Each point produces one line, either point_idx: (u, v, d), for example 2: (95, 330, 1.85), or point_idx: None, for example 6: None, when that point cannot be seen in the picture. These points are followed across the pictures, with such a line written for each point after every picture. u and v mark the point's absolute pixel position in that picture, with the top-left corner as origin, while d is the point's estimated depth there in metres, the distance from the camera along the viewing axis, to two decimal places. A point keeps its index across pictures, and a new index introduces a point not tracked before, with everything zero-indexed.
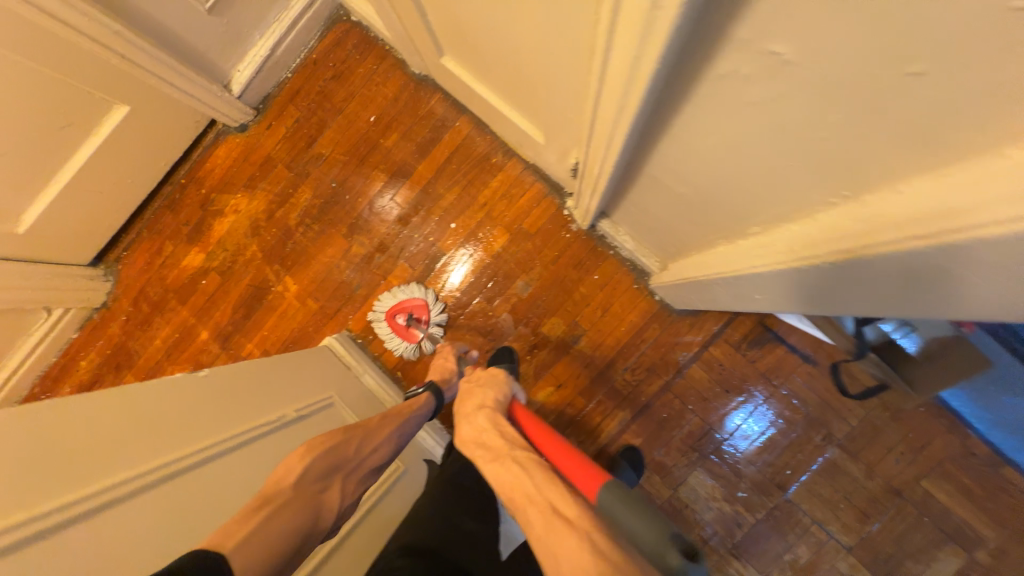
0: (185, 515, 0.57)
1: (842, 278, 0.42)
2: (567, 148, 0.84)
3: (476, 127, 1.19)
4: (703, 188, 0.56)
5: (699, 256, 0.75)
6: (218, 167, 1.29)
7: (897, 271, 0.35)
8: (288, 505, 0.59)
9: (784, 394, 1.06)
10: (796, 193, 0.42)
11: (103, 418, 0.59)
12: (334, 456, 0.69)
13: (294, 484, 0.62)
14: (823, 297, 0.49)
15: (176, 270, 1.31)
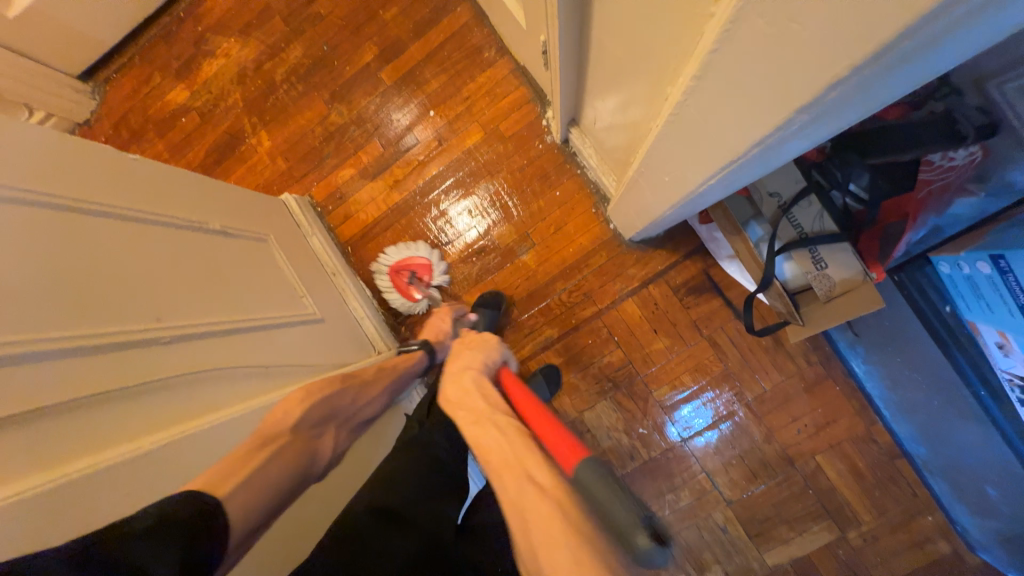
0: (108, 250, 0.60)
1: (699, 120, 0.43)
2: (539, 25, 0.82)
3: (475, 17, 1.16)
4: (633, 42, 0.55)
5: (636, 155, 0.74)
6: (218, 7, 1.27)
7: (724, 83, 0.36)
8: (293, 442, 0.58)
9: (708, 345, 1.07)
10: (675, 19, 0.42)
11: (55, 149, 0.60)
12: (331, 405, 0.67)
13: None
14: (697, 154, 0.48)
15: (160, 103, 1.32)
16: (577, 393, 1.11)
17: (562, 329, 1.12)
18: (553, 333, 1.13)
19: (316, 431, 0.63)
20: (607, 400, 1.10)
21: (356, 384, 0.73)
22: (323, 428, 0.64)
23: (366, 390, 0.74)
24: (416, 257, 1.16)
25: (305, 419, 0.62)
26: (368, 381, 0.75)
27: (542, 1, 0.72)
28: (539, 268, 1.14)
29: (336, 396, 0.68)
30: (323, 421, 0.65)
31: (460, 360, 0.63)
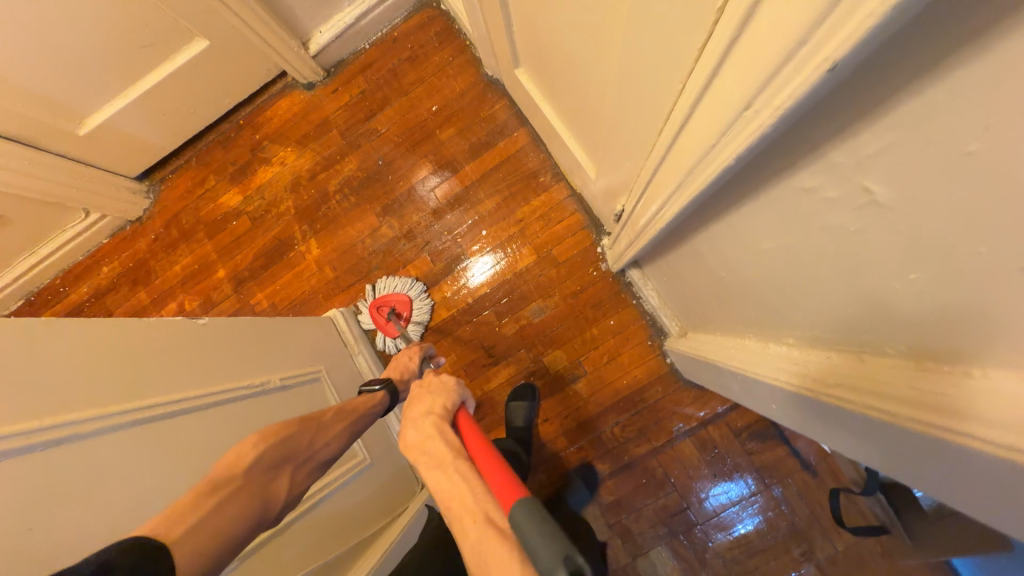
0: (190, 455, 0.60)
1: (866, 431, 0.41)
2: (617, 193, 0.82)
3: (532, 143, 1.17)
4: (748, 280, 0.52)
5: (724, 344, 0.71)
6: (278, 118, 1.30)
7: (925, 448, 0.34)
8: (236, 495, 0.54)
9: (775, 496, 1.00)
10: (833, 324, 0.41)
11: (140, 348, 0.62)
12: (288, 448, 0.62)
13: (247, 471, 0.57)
14: (837, 431, 0.47)
15: (212, 205, 1.34)
16: (629, 536, 1.04)
17: (613, 465, 1.07)
18: (604, 468, 1.07)
19: (270, 478, 0.59)
20: (662, 546, 1.03)
21: (314, 424, 0.66)
22: (275, 474, 0.60)
23: (328, 429, 0.68)
24: (397, 294, 1.18)
25: (257, 467, 0.58)
26: (325, 420, 0.68)
27: (632, 187, 0.71)
28: (590, 398, 1.10)
29: (293, 437, 0.63)
30: (274, 467, 0.60)
31: (421, 408, 0.62)
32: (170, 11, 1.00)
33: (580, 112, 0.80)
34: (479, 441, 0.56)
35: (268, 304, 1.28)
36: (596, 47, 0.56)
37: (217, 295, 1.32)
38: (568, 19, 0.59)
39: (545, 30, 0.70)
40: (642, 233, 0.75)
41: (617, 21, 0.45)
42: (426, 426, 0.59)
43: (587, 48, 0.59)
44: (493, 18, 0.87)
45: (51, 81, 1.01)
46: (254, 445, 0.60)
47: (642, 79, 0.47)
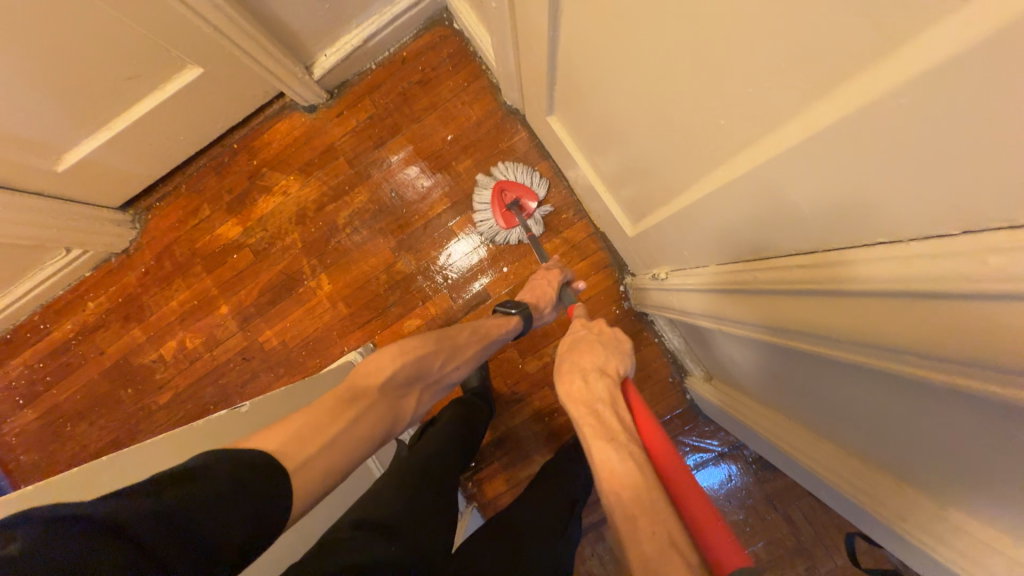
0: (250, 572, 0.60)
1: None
2: (660, 260, 0.85)
3: (552, 177, 1.14)
4: (822, 390, 0.57)
5: (784, 422, 0.77)
6: (277, 143, 1.22)
7: None
8: (375, 406, 0.60)
9: (784, 521, 1.07)
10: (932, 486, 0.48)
11: None
12: (420, 367, 0.67)
13: (384, 386, 0.62)
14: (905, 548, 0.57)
15: (209, 236, 1.25)
16: None
17: None
18: None
19: (399, 397, 0.65)
20: None
21: (450, 346, 0.72)
22: (407, 389, 0.66)
23: (456, 355, 0.73)
24: (517, 184, 1.11)
25: (392, 379, 0.63)
26: (461, 347, 0.74)
27: (689, 268, 0.74)
28: None
29: (428, 357, 0.68)
30: (408, 385, 0.66)
31: (591, 363, 0.64)
32: (160, 40, 0.89)
33: (624, 177, 0.79)
34: (658, 437, 0.52)
35: (278, 341, 1.24)
36: (679, 146, 0.55)
37: (221, 333, 1.26)
38: (644, 112, 0.57)
39: (601, 105, 0.68)
40: (688, 312, 0.79)
41: (742, 145, 0.44)
42: (593, 381, 0.60)
43: (664, 143, 0.58)
44: (530, 68, 0.83)
45: (23, 119, 0.89)
46: (392, 361, 0.64)
47: (751, 198, 0.47)
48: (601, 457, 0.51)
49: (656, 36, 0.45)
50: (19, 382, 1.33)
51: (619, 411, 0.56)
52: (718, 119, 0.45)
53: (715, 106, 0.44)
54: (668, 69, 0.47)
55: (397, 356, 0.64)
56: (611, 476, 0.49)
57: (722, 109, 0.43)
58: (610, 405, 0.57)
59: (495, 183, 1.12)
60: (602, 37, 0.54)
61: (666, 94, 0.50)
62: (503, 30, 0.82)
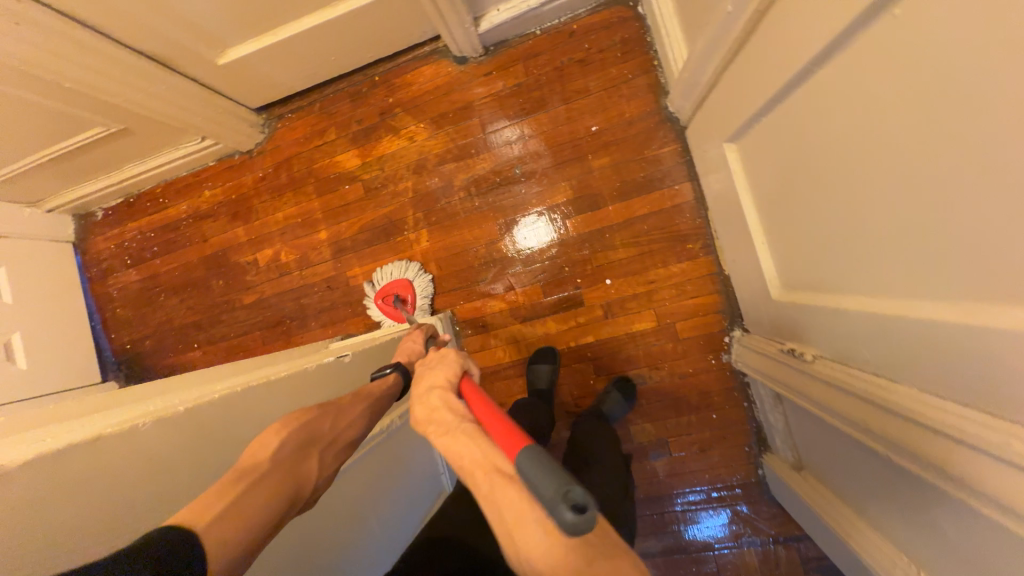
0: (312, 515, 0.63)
1: None
2: (803, 338, 0.76)
3: (692, 202, 1.05)
4: (962, 559, 0.49)
5: (869, 543, 0.69)
6: (416, 86, 1.18)
7: None
8: (267, 476, 0.48)
9: None
10: None
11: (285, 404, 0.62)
12: (311, 428, 0.55)
13: (273, 457, 0.50)
14: None
15: (328, 160, 1.26)
16: None
17: (669, 547, 1.08)
18: (658, 546, 1.09)
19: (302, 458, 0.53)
20: None
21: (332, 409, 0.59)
22: (305, 454, 0.53)
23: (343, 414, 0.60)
24: (399, 279, 1.19)
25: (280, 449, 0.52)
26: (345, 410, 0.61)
27: (848, 363, 0.64)
28: (666, 478, 1.09)
29: (314, 418, 0.56)
30: (306, 447, 0.54)
31: (427, 384, 0.59)
32: None
33: (796, 239, 0.70)
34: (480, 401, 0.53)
35: (363, 281, 1.26)
36: (898, 249, 0.47)
37: (314, 256, 1.29)
38: (869, 195, 0.49)
39: (815, 155, 0.58)
40: (820, 404, 0.70)
41: (1021, 292, 0.35)
42: (423, 405, 0.56)
43: (876, 235, 0.50)
44: (734, 87, 0.73)
45: (207, 7, 0.90)
46: (274, 432, 0.52)
47: (978, 347, 0.40)
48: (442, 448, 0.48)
49: (942, 131, 0.38)
50: (131, 244, 1.43)
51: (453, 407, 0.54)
52: (983, 248, 0.37)
53: (989, 234, 0.36)
54: (936, 169, 0.39)
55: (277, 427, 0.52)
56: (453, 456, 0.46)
57: (997, 242, 0.36)
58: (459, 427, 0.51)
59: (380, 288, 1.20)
60: (870, 86, 0.45)
61: (917, 191, 0.42)
62: (719, 38, 0.72)
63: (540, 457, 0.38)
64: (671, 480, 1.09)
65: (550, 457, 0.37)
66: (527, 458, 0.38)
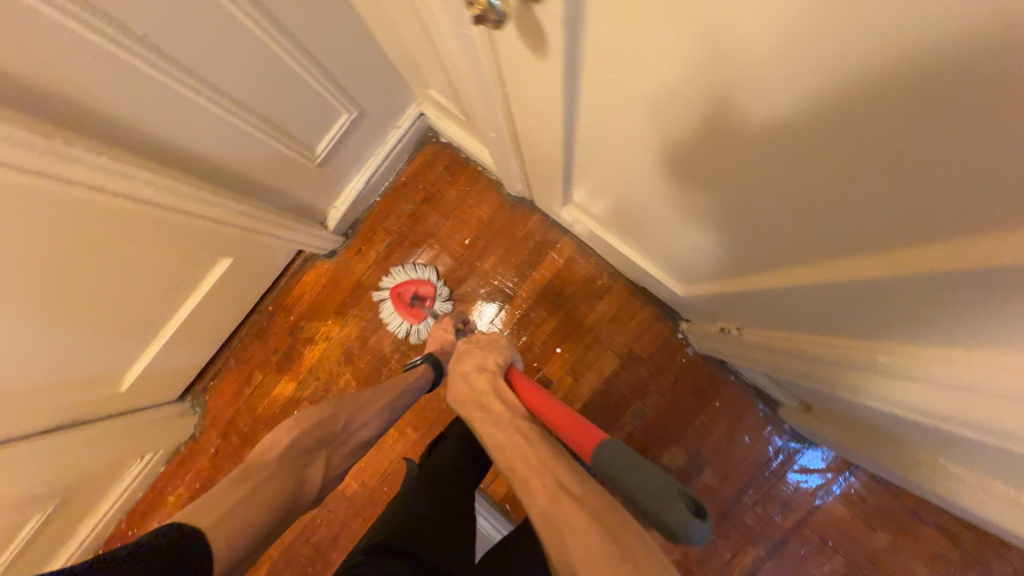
0: None
1: None
2: (723, 317, 0.82)
3: (578, 249, 1.15)
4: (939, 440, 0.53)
5: (879, 452, 0.73)
6: (308, 294, 1.26)
7: None
8: (273, 475, 0.65)
9: (931, 531, 0.99)
10: None
11: None
12: (323, 430, 0.74)
13: (281, 455, 0.68)
14: None
15: (266, 399, 1.27)
16: None
17: (768, 545, 1.05)
18: (760, 552, 1.05)
19: (303, 462, 0.70)
20: None
21: (350, 404, 0.79)
22: (312, 456, 0.71)
23: (361, 411, 0.80)
24: (419, 280, 1.19)
25: (294, 448, 0.69)
26: (365, 401, 0.81)
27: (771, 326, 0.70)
28: (721, 485, 1.08)
29: (329, 419, 0.75)
30: (311, 451, 0.71)
31: (471, 364, 0.79)
32: (200, 253, 0.93)
33: (668, 253, 0.79)
34: (546, 399, 0.64)
35: (357, 484, 1.23)
36: (711, 200, 0.51)
37: None
38: (661, 178, 0.55)
39: (627, 200, 0.69)
40: (776, 366, 0.74)
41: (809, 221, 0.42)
42: (474, 379, 0.75)
43: (696, 200, 0.54)
44: (539, 173, 0.84)
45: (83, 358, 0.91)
46: (291, 430, 0.71)
47: (822, 237, 0.43)
48: (493, 437, 0.62)
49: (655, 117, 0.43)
50: None
51: (502, 394, 0.70)
52: (769, 178, 0.40)
53: (750, 166, 0.40)
54: (676, 134, 0.44)
55: (293, 426, 0.72)
56: (500, 445, 0.60)
57: (759, 163, 0.39)
58: (490, 395, 0.70)
59: (393, 287, 1.19)
60: (605, 151, 0.58)
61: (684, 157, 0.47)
62: (503, 149, 0.85)
63: (625, 462, 0.45)
64: (725, 482, 1.08)
65: (638, 456, 0.45)
66: (609, 453, 0.46)
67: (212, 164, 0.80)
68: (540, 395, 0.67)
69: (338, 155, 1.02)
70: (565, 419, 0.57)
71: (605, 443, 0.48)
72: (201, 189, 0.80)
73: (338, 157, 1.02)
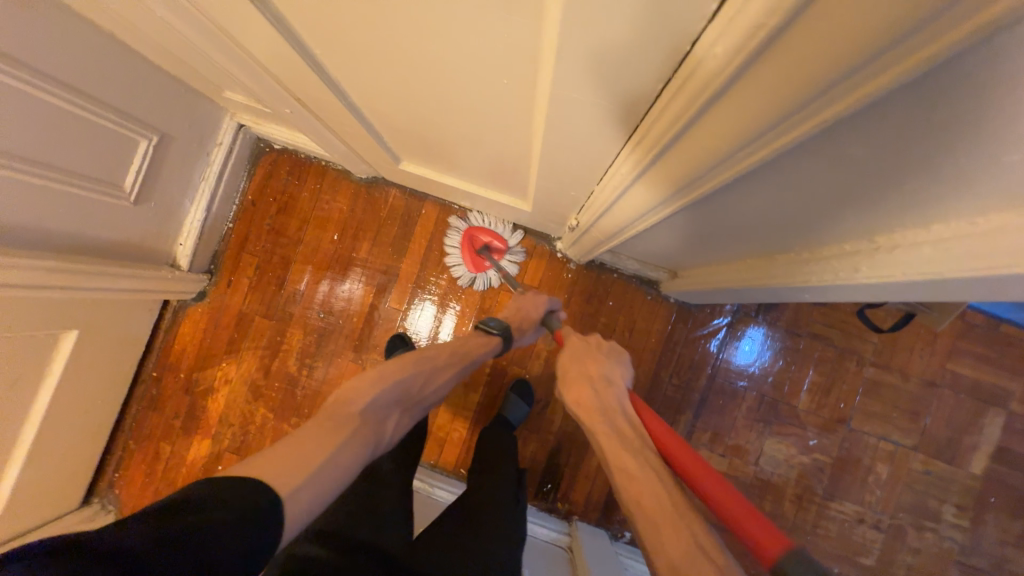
0: None
1: (903, 292, 0.49)
2: (564, 214, 0.88)
3: (444, 208, 1.18)
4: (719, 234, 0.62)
5: (718, 277, 0.83)
6: (190, 344, 1.18)
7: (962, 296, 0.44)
8: (357, 432, 0.58)
9: (809, 340, 1.14)
10: (840, 229, 0.49)
11: None
12: (404, 387, 0.68)
13: (365, 411, 0.62)
14: (866, 296, 0.55)
15: (184, 467, 1.18)
16: (741, 450, 1.14)
17: (693, 407, 1.16)
18: (689, 415, 1.16)
19: (383, 418, 0.64)
20: (768, 437, 1.14)
21: (427, 370, 0.73)
22: (386, 415, 0.65)
23: (438, 378, 0.75)
24: (493, 231, 1.14)
25: (373, 408, 0.63)
26: (439, 369, 0.76)
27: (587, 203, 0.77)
28: (640, 372, 1.17)
29: (408, 380, 0.70)
30: (389, 408, 0.65)
31: (597, 369, 0.72)
32: (34, 330, 0.83)
33: (489, 171, 0.83)
34: (664, 431, 0.59)
35: None
36: (458, 87, 0.53)
37: None
38: (412, 84, 0.57)
39: (421, 128, 0.73)
40: (608, 240, 0.82)
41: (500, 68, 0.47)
42: (598, 389, 0.68)
43: (442, 97, 0.58)
44: (357, 138, 0.86)
45: None
46: (377, 386, 0.65)
47: (528, 78, 0.46)
48: (615, 456, 0.57)
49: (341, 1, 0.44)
50: None
51: (624, 412, 0.64)
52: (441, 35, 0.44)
53: (428, 23, 0.42)
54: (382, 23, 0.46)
55: (376, 381, 0.65)
56: (623, 464, 0.55)
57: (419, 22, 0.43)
58: (611, 406, 0.64)
59: (467, 229, 1.15)
60: (356, 73, 0.61)
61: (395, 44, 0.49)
62: (312, 125, 0.85)
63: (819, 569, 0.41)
64: (643, 367, 1.17)
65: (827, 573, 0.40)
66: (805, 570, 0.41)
67: (5, 228, 0.74)
68: (655, 420, 0.62)
69: (157, 186, 0.97)
70: (703, 475, 0.51)
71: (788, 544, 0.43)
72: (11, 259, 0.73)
73: (158, 189, 0.97)
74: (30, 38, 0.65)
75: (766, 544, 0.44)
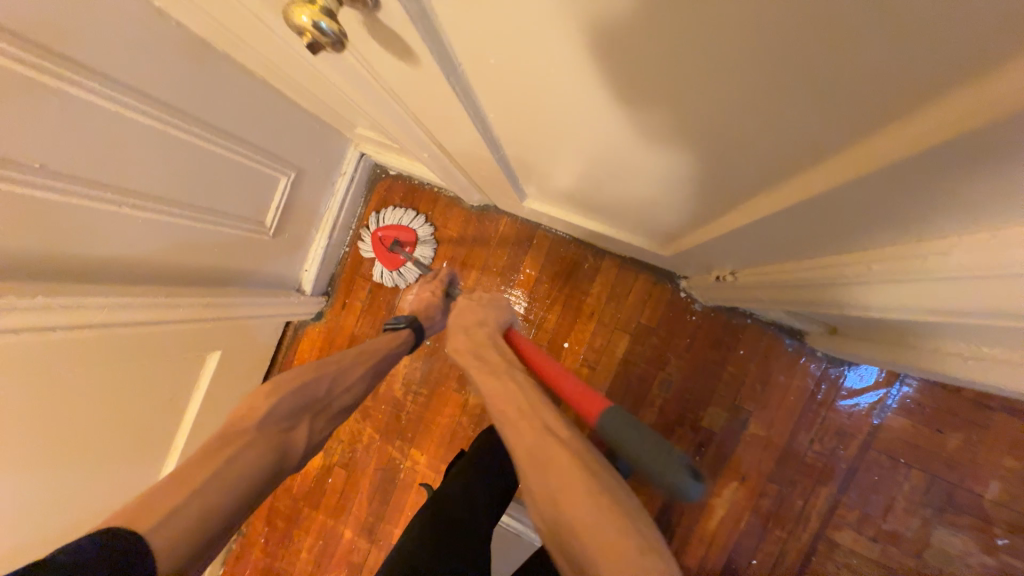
0: None
1: None
2: (714, 265, 0.77)
3: (556, 238, 1.12)
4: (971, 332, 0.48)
5: (915, 354, 0.68)
6: (307, 361, 1.24)
7: None
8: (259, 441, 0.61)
9: (1004, 416, 0.93)
10: None
11: None
12: (303, 395, 0.69)
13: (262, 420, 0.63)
14: None
15: (299, 475, 1.25)
16: (901, 538, 0.96)
17: (839, 479, 0.99)
18: (833, 487, 0.99)
19: (286, 425, 0.65)
20: (939, 528, 0.94)
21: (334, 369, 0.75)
22: (291, 422, 0.66)
23: (342, 377, 0.75)
24: (401, 227, 1.16)
25: (270, 416, 0.64)
26: (344, 367, 0.77)
27: (758, 265, 0.66)
28: (771, 431, 1.03)
29: (309, 386, 0.71)
30: (293, 416, 0.67)
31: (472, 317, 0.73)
32: (189, 351, 0.89)
33: (634, 219, 0.74)
34: (557, 371, 0.59)
35: None
36: (655, 148, 0.45)
37: (356, 556, 1.21)
38: (591, 142, 0.49)
39: (573, 180, 0.66)
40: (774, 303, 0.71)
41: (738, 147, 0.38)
42: (472, 334, 0.70)
43: (624, 159, 0.51)
44: (489, 177, 0.81)
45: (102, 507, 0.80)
46: (267, 398, 0.66)
47: (782, 145, 0.36)
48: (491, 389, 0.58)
49: (560, 60, 0.37)
50: None
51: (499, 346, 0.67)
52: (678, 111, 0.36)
53: (677, 84, 0.34)
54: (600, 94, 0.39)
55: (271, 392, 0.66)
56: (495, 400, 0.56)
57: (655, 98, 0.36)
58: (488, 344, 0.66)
59: (373, 233, 1.17)
60: (522, 131, 0.55)
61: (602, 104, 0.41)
62: (445, 164, 0.82)
63: (634, 424, 0.47)
64: (776, 427, 1.02)
65: (632, 417, 0.47)
66: (610, 417, 0.48)
67: (167, 262, 0.79)
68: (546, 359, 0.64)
69: (292, 217, 1.01)
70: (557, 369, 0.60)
71: (607, 406, 0.50)
72: (170, 300, 0.78)
73: (292, 219, 1.01)
74: (191, 88, 0.69)
75: (593, 409, 0.51)
